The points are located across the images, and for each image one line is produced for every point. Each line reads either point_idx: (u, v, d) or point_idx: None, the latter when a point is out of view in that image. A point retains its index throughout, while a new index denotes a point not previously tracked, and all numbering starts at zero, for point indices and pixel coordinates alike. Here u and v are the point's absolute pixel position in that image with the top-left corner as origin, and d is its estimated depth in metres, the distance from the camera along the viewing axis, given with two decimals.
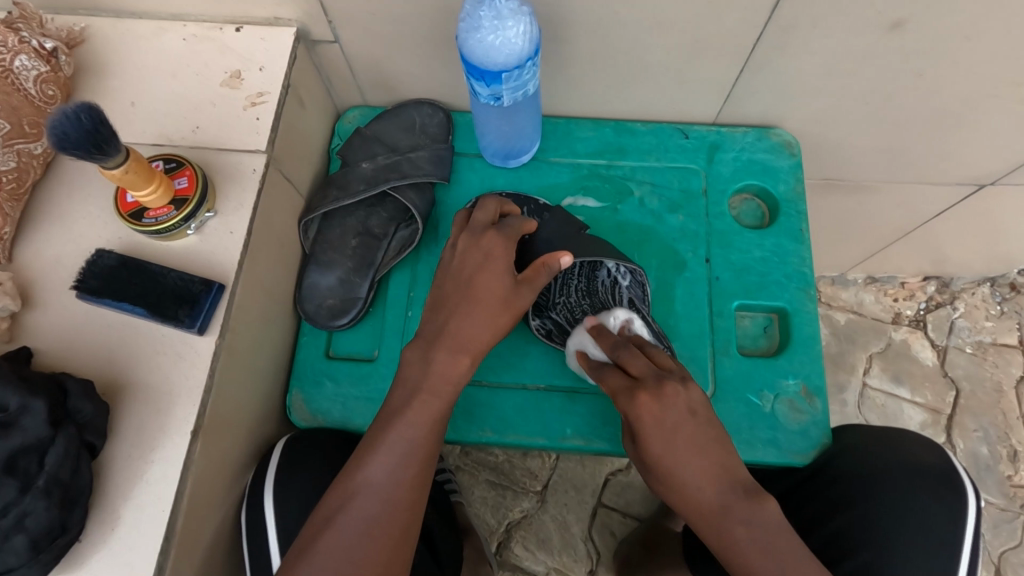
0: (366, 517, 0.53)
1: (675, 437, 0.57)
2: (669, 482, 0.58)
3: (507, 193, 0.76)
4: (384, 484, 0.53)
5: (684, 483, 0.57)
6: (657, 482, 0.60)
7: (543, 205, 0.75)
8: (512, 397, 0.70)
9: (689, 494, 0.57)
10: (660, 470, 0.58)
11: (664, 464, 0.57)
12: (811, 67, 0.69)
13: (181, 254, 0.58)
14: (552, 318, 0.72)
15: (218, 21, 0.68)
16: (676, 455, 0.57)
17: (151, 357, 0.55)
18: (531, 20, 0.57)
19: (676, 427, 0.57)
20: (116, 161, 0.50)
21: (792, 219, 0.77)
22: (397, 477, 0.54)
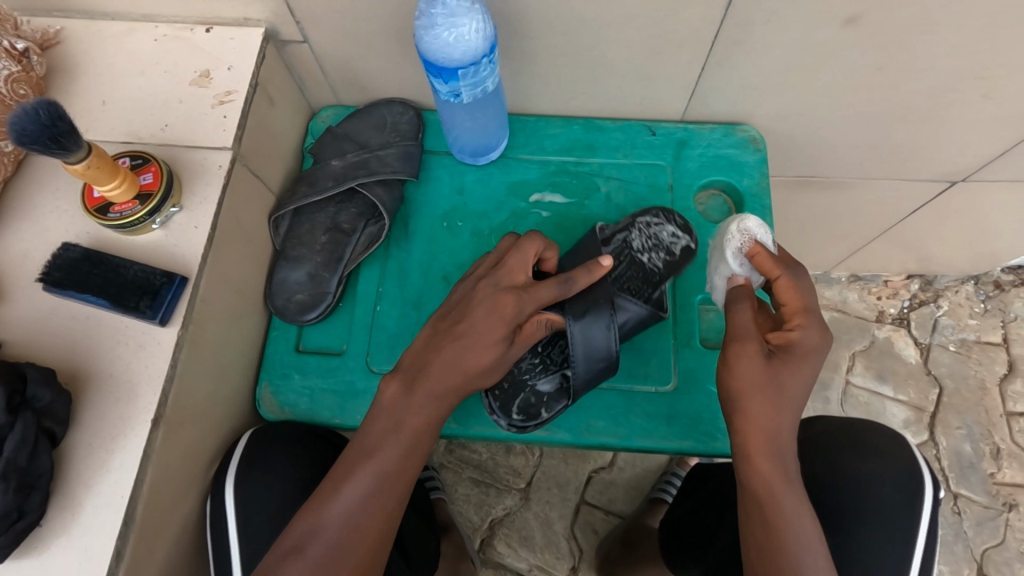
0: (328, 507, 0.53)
1: (803, 394, 0.55)
2: (763, 400, 0.54)
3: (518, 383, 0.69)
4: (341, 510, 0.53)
5: (788, 407, 0.54)
6: (744, 391, 0.54)
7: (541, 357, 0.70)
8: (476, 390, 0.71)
9: (782, 420, 0.54)
10: (772, 390, 0.54)
11: (777, 412, 0.54)
12: (770, 63, 0.70)
13: (147, 248, 0.60)
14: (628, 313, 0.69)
15: (189, 22, 0.70)
16: (788, 419, 0.54)
17: (115, 347, 0.56)
18: (486, 17, 0.58)
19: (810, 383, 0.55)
20: (77, 157, 0.52)
21: (756, 213, 0.78)
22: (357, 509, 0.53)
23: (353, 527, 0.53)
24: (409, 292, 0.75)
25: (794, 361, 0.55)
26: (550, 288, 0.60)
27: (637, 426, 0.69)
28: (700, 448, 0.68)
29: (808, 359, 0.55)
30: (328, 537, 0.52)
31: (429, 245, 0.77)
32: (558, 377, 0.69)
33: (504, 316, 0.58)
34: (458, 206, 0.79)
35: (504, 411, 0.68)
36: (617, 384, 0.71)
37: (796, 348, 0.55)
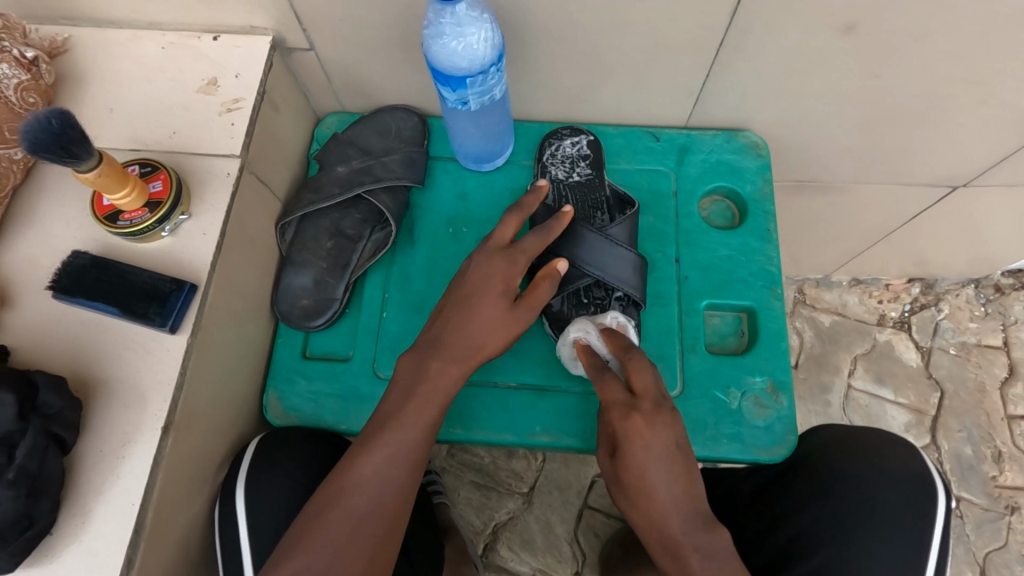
0: (343, 509, 0.54)
1: (678, 483, 0.58)
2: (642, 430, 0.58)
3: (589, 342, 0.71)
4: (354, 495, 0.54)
5: (655, 505, 0.58)
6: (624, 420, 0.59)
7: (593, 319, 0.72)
8: (481, 395, 0.71)
9: (654, 503, 0.57)
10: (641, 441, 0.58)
11: (643, 489, 0.58)
12: (773, 70, 0.71)
13: (156, 254, 0.60)
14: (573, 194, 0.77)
15: (196, 30, 0.70)
16: (672, 498, 0.57)
17: (123, 353, 0.56)
18: (493, 26, 0.59)
19: (670, 462, 0.58)
20: (87, 165, 0.52)
21: (759, 219, 0.79)
22: (377, 490, 0.55)
23: (365, 525, 0.54)
24: (413, 298, 0.75)
25: (635, 452, 0.58)
26: (531, 238, 0.65)
27: None
28: (704, 453, 0.68)
29: (636, 446, 0.58)
30: (338, 535, 0.53)
31: (433, 250, 0.77)
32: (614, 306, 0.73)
33: (498, 268, 0.63)
34: (462, 211, 0.79)
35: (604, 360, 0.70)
36: None
37: (626, 440, 0.59)
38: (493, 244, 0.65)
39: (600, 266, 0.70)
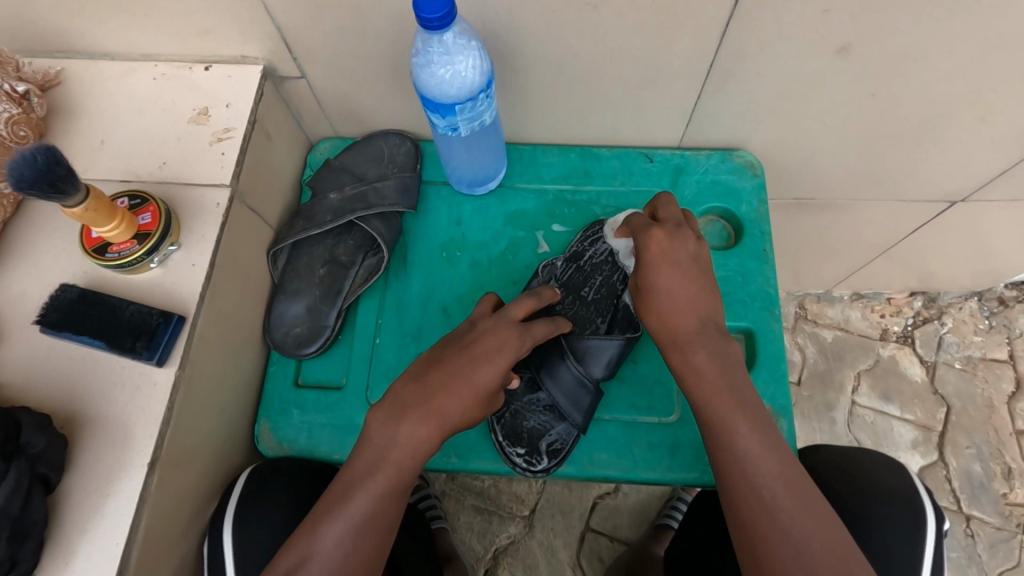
0: (329, 544, 0.52)
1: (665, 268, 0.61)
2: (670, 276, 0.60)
3: (506, 437, 0.68)
4: (343, 518, 0.53)
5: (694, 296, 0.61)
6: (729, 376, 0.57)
7: (513, 422, 0.69)
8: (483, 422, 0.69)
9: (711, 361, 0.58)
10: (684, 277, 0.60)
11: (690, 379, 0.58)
12: (766, 91, 0.71)
13: (145, 287, 0.60)
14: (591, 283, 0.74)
15: (188, 60, 0.71)
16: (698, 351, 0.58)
17: (110, 389, 0.56)
18: (481, 54, 0.59)
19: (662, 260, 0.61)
20: (75, 200, 0.52)
21: (756, 239, 0.78)
22: (365, 510, 0.54)
23: (355, 543, 0.53)
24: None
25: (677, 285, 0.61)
26: (543, 326, 0.63)
27: (639, 458, 0.68)
28: (705, 481, 0.66)
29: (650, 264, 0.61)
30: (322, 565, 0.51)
31: (426, 275, 0.77)
32: (549, 419, 0.69)
33: (509, 343, 0.59)
34: (456, 236, 0.79)
35: (510, 453, 0.68)
36: (618, 415, 0.70)
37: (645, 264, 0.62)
38: (504, 319, 0.62)
39: (568, 372, 0.67)
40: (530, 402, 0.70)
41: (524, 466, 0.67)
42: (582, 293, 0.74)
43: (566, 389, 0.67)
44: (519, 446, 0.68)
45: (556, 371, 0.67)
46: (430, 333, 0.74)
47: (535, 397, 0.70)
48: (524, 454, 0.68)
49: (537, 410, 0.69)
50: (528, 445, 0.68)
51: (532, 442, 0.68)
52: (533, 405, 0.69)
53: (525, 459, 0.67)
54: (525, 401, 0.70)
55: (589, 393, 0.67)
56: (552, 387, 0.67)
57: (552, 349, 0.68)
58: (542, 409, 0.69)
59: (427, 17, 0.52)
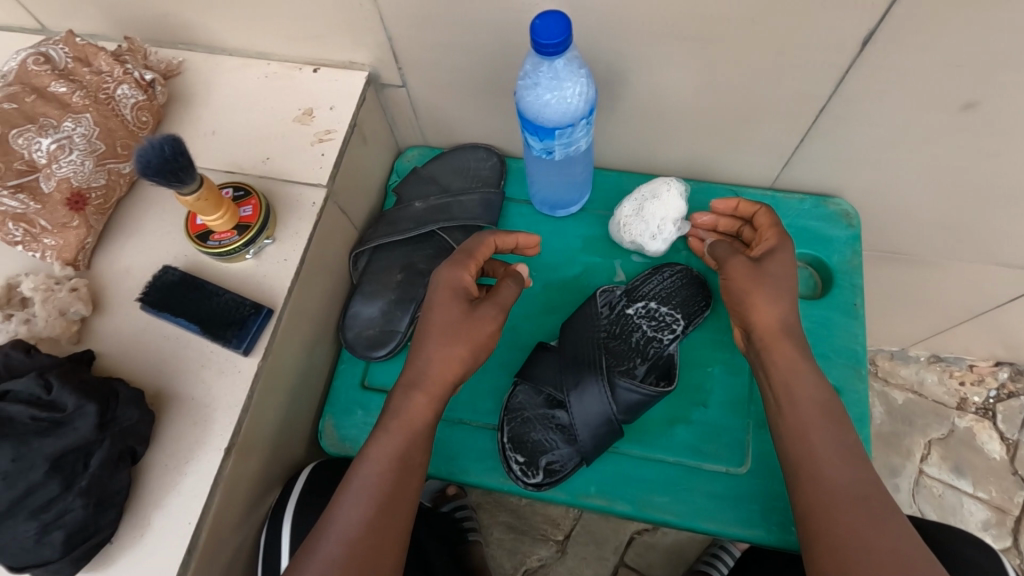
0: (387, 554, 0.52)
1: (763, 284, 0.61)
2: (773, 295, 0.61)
3: (511, 440, 0.67)
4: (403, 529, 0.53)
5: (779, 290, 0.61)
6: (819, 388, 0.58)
7: (522, 431, 0.68)
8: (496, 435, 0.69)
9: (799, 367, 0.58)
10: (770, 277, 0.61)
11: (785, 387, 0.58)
12: (877, 141, 0.67)
13: (239, 276, 0.62)
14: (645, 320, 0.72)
15: (298, 61, 0.73)
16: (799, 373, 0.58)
17: (197, 371, 0.58)
18: (589, 82, 0.59)
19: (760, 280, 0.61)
20: (189, 189, 0.54)
21: (846, 292, 0.74)
22: None
23: None
24: (478, 410, 0.70)
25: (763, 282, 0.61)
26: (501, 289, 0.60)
27: (701, 506, 0.65)
28: (768, 539, 0.63)
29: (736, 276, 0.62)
30: None
31: None
32: (560, 437, 0.67)
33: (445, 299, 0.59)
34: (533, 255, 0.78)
35: (507, 457, 0.67)
36: (683, 459, 0.67)
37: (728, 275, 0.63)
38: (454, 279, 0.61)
39: (592, 400, 0.63)
40: (545, 417, 0.68)
41: (518, 475, 0.66)
42: (635, 326, 0.72)
43: (588, 419, 0.63)
44: (520, 454, 0.67)
45: (580, 394, 0.64)
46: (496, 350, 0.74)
47: (551, 413, 0.69)
48: (522, 463, 0.67)
49: (549, 424, 0.68)
50: (528, 456, 0.67)
51: (533, 453, 0.67)
52: (547, 419, 0.68)
53: (522, 468, 0.66)
54: (539, 413, 0.69)
55: (612, 431, 0.64)
56: (574, 412, 0.64)
57: (588, 373, 0.65)
58: (554, 427, 0.68)
59: (542, 42, 0.52)
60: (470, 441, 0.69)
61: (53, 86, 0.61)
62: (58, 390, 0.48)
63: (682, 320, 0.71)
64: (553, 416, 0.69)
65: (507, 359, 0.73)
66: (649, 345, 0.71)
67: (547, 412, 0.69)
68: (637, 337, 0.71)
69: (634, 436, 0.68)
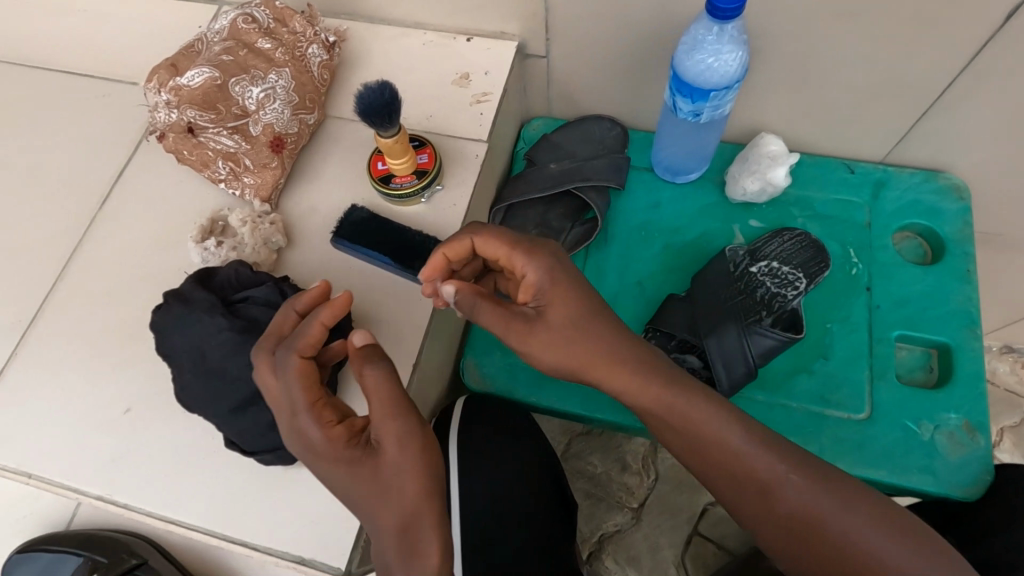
0: None
1: (562, 343, 0.52)
2: (574, 341, 0.52)
3: None
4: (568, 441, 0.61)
5: (547, 334, 0.52)
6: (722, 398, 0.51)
7: None
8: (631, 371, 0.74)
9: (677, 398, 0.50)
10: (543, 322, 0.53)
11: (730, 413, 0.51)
12: (1001, 116, 0.72)
13: (414, 218, 0.69)
14: (770, 278, 0.75)
15: (453, 31, 0.80)
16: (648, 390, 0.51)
17: (382, 297, 0.65)
18: (746, 49, 0.65)
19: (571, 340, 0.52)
20: (391, 132, 0.61)
21: (957, 259, 0.79)
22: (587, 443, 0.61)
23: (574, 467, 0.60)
24: None
25: (531, 328, 0.52)
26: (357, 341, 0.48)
27: (827, 448, 0.70)
28: (891, 480, 0.68)
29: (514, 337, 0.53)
30: None
31: (626, 252, 0.83)
32: (691, 378, 0.73)
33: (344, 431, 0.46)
34: (656, 218, 0.85)
35: None
36: (806, 405, 0.72)
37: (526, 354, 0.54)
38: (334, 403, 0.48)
39: (732, 346, 0.70)
40: (677, 360, 0.74)
41: None
42: (761, 282, 0.75)
43: (728, 360, 0.70)
44: None
45: (721, 339, 0.71)
46: (626, 304, 0.80)
47: (683, 357, 0.74)
48: None
49: (680, 367, 0.74)
50: None
51: None
52: (679, 361, 0.74)
53: None
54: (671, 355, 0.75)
55: (748, 373, 0.70)
56: (715, 354, 0.71)
57: (730, 321, 0.71)
58: (686, 369, 0.74)
59: (722, 7, 0.58)
60: None
61: (259, 43, 0.68)
62: (291, 298, 0.58)
63: (804, 278, 0.75)
64: (683, 359, 0.74)
65: (632, 309, 0.81)
66: (776, 298, 0.74)
67: (678, 356, 0.75)
68: (764, 292, 0.75)
69: (759, 384, 0.74)
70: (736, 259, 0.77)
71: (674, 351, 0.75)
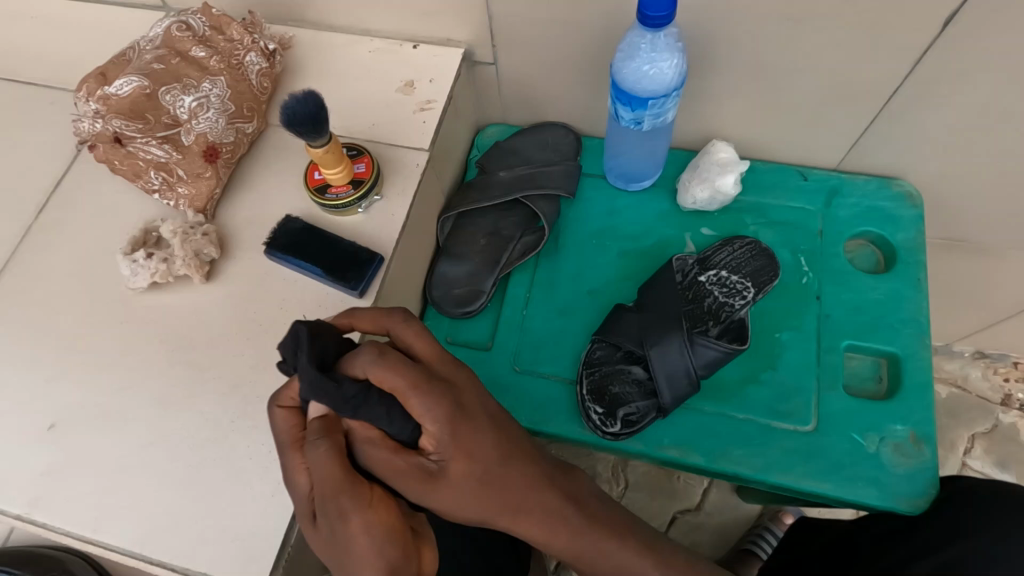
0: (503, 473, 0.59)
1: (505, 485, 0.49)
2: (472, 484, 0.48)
3: (590, 390, 0.73)
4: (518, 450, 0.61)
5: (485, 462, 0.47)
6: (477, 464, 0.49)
7: (601, 383, 0.73)
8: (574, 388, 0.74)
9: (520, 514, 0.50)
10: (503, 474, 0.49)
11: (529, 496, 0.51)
12: (950, 121, 0.71)
13: (351, 228, 0.68)
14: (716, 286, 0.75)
15: (399, 38, 0.79)
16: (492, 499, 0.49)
17: (317, 310, 0.64)
18: (683, 57, 0.64)
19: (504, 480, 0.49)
20: (321, 141, 0.60)
21: (910, 267, 0.78)
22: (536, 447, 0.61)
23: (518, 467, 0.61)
24: (557, 366, 0.76)
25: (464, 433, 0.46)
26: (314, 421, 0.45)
27: (773, 460, 0.69)
28: (836, 493, 0.67)
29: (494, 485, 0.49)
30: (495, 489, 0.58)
31: (579, 260, 0.82)
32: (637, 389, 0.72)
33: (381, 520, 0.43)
34: (609, 226, 0.83)
35: (586, 406, 0.72)
36: (754, 417, 0.71)
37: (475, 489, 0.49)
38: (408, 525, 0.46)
39: (672, 358, 0.69)
40: (622, 371, 0.73)
41: (598, 424, 0.70)
42: (707, 292, 0.75)
43: (669, 372, 0.69)
44: (598, 405, 0.72)
45: (662, 350, 0.69)
46: (576, 314, 0.79)
47: (628, 368, 0.73)
48: (601, 413, 0.71)
49: (625, 378, 0.73)
50: (607, 407, 0.72)
51: (611, 405, 0.72)
52: (625, 373, 0.73)
53: (601, 418, 0.71)
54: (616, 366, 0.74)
55: (690, 384, 0.69)
56: (657, 365, 0.69)
57: (671, 330, 0.70)
58: (631, 380, 0.73)
59: (650, 14, 0.57)
60: (551, 395, 0.75)
61: (194, 51, 0.68)
62: None
63: (753, 288, 0.75)
64: (628, 370, 0.73)
65: (586, 320, 0.78)
66: (722, 308, 0.74)
67: (623, 367, 0.74)
68: (709, 303, 0.75)
69: (709, 394, 0.73)
70: (682, 271, 0.76)
71: (620, 362, 0.74)
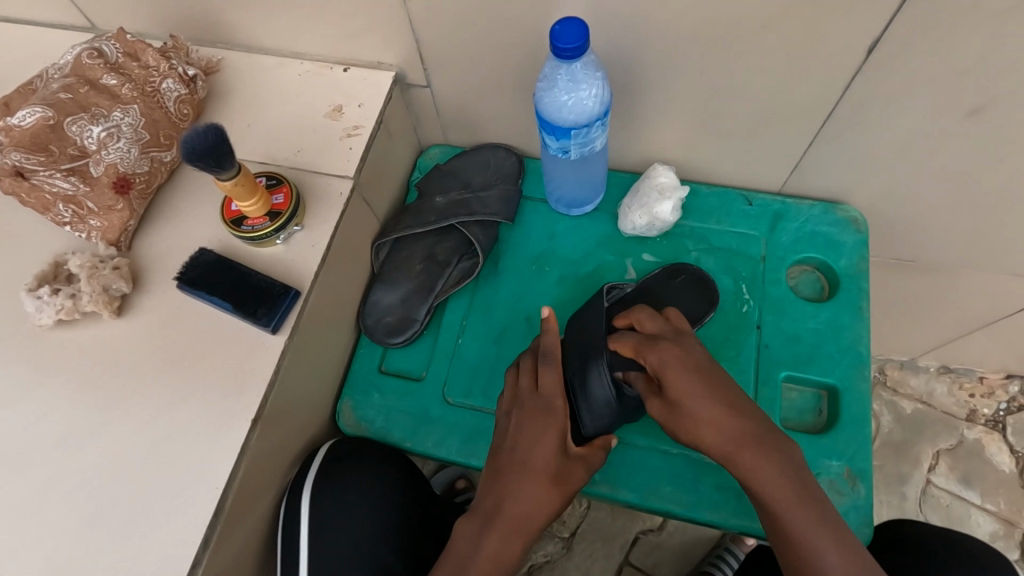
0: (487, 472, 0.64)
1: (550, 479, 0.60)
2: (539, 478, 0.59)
3: None
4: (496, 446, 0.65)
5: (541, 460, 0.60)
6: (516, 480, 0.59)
7: None
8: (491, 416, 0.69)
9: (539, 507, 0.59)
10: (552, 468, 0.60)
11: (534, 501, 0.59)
12: (886, 145, 0.69)
13: (268, 259, 0.65)
14: None
15: (330, 61, 0.77)
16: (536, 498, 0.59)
17: (230, 347, 0.62)
18: (605, 84, 0.62)
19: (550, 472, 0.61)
20: (228, 174, 0.58)
21: (852, 295, 0.76)
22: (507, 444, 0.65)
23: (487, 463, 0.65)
24: (490, 397, 0.74)
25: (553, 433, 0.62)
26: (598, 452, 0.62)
27: (706, 496, 0.67)
28: (768, 531, 0.65)
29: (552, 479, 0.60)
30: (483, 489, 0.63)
31: (517, 286, 0.80)
32: None
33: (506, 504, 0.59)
34: (549, 251, 0.81)
35: None
36: (689, 451, 0.69)
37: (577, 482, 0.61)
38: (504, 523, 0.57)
39: (597, 392, 0.65)
40: None
41: None
42: None
43: (593, 407, 0.65)
44: None
45: (586, 384, 0.65)
46: (511, 342, 0.77)
47: None
48: None
49: None
50: None
51: None
52: None
53: None
54: None
55: (616, 417, 0.65)
56: (580, 399, 0.66)
57: (591, 363, 0.65)
58: None
59: (561, 46, 0.55)
60: (482, 428, 0.73)
61: (105, 78, 0.66)
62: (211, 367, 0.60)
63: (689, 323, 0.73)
64: None
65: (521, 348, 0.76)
66: None
67: None
68: None
69: (644, 427, 0.71)
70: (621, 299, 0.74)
71: None
